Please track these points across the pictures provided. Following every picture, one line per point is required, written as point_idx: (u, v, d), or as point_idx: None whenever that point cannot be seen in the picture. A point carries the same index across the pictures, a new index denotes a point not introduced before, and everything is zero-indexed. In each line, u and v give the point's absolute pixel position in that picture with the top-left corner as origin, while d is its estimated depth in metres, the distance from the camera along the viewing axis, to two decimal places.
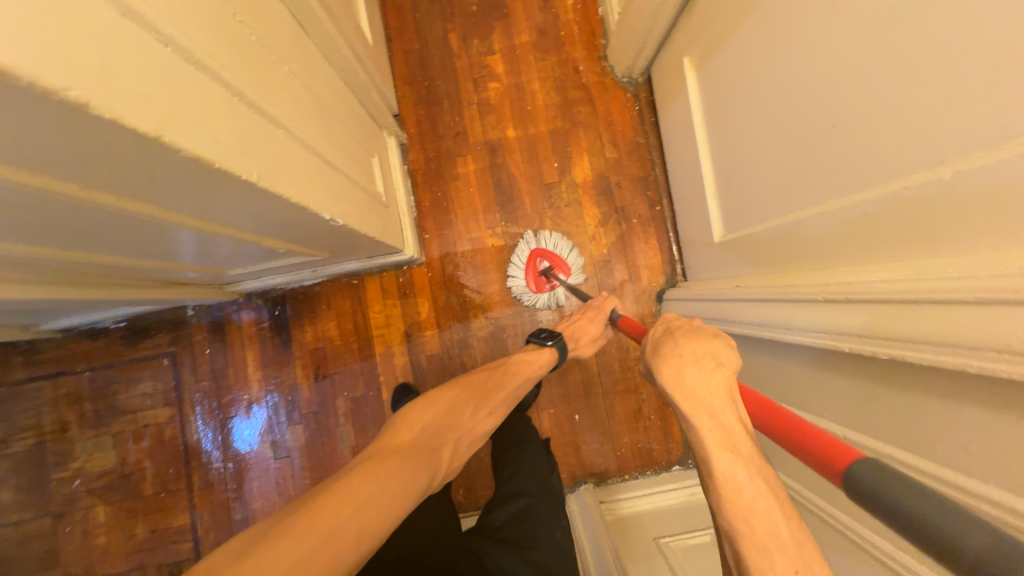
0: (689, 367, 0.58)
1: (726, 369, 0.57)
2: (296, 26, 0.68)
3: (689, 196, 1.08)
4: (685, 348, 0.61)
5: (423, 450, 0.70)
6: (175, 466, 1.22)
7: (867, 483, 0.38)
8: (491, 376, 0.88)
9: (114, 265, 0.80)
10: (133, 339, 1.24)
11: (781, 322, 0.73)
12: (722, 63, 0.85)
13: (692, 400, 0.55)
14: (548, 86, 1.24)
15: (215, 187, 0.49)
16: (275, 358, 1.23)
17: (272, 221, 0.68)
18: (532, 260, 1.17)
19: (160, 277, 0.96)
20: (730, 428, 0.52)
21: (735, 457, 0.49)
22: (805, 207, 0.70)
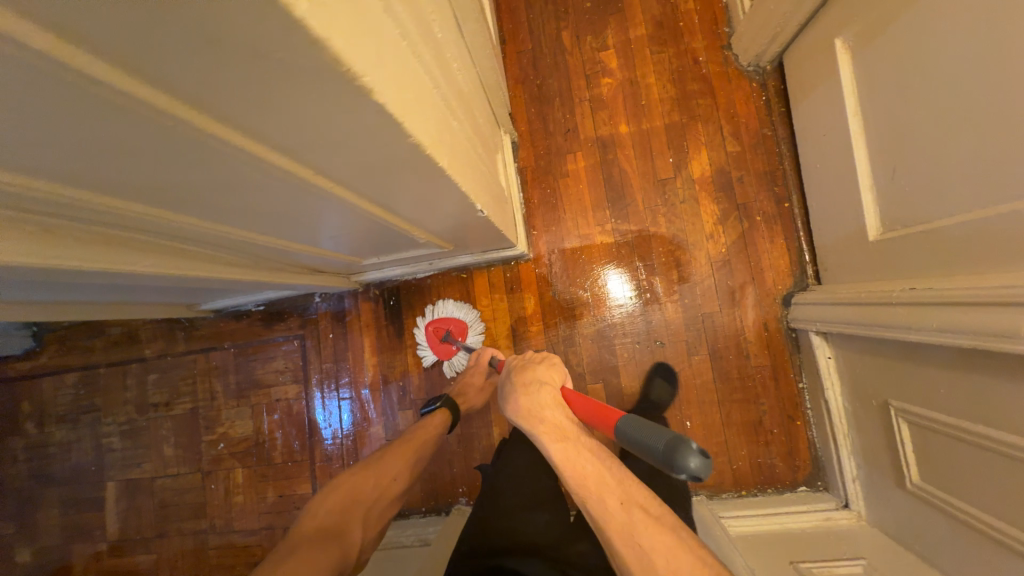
0: (529, 391, 0.71)
1: (549, 386, 0.71)
2: (457, 27, 0.72)
3: (832, 191, 0.99)
4: (516, 379, 0.74)
5: (325, 537, 0.74)
6: (300, 438, 1.34)
7: (626, 428, 0.57)
8: (401, 443, 0.97)
9: (279, 250, 0.89)
10: (269, 321, 1.38)
11: (975, 330, 0.63)
12: (889, 41, 0.77)
13: (528, 412, 0.68)
14: (664, 79, 1.20)
15: (410, 172, 0.52)
16: (388, 346, 1.31)
17: (429, 210, 0.72)
18: (428, 334, 1.23)
19: (304, 264, 1.06)
20: (562, 426, 0.66)
21: (564, 443, 0.64)
22: (1018, 196, 0.60)
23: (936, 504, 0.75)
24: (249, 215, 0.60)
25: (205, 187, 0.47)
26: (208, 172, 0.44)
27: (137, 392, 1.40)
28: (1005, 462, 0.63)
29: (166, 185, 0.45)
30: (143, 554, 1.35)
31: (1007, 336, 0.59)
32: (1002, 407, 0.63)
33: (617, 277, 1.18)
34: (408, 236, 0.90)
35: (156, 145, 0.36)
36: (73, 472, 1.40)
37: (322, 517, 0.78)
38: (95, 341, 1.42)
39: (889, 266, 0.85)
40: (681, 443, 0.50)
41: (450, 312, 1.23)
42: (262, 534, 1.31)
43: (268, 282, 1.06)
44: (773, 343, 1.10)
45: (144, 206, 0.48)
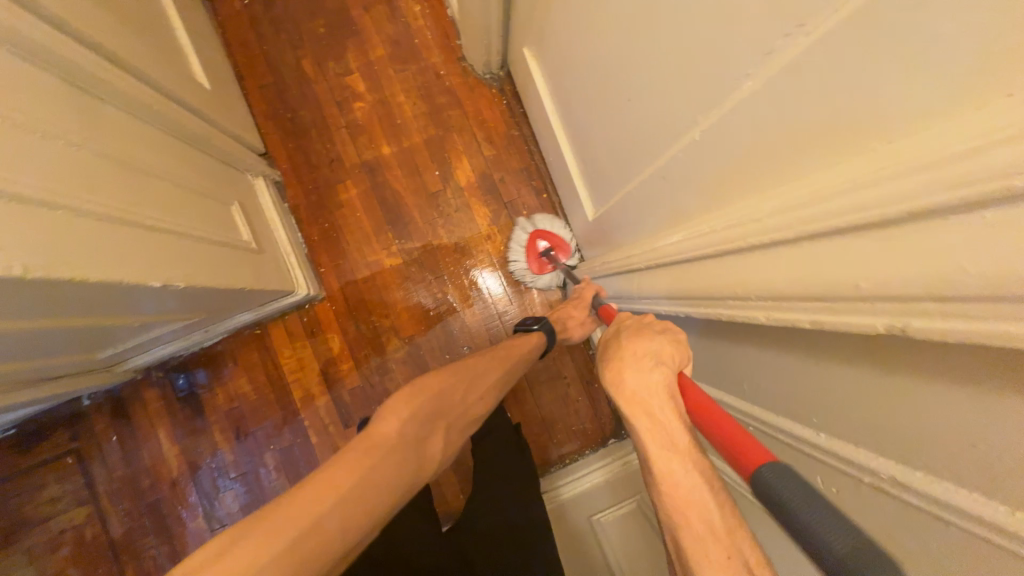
0: (630, 368, 0.54)
1: (669, 367, 0.53)
2: (77, 93, 0.64)
3: (564, 181, 1.10)
4: (627, 350, 0.57)
5: (412, 438, 0.60)
6: (103, 566, 1.14)
7: (773, 484, 0.35)
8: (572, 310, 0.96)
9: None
10: (27, 445, 1.15)
11: (625, 293, 0.76)
12: (552, 50, 0.88)
13: (632, 399, 0.52)
14: (413, 96, 1.23)
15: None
16: (189, 429, 1.18)
17: (98, 301, 0.64)
18: (530, 241, 1.14)
19: (27, 379, 0.89)
20: (660, 421, 0.50)
21: (670, 449, 0.47)
22: (629, 181, 0.73)
23: None
24: None
25: None
26: None
27: None
28: None
29: None
30: None
31: (634, 296, 0.72)
32: None
33: (489, 274, 1.21)
34: (125, 324, 0.80)
35: None
36: None
37: (411, 415, 0.62)
38: None
39: (603, 241, 0.98)
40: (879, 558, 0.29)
41: (547, 226, 1.17)
42: None
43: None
44: None
45: None
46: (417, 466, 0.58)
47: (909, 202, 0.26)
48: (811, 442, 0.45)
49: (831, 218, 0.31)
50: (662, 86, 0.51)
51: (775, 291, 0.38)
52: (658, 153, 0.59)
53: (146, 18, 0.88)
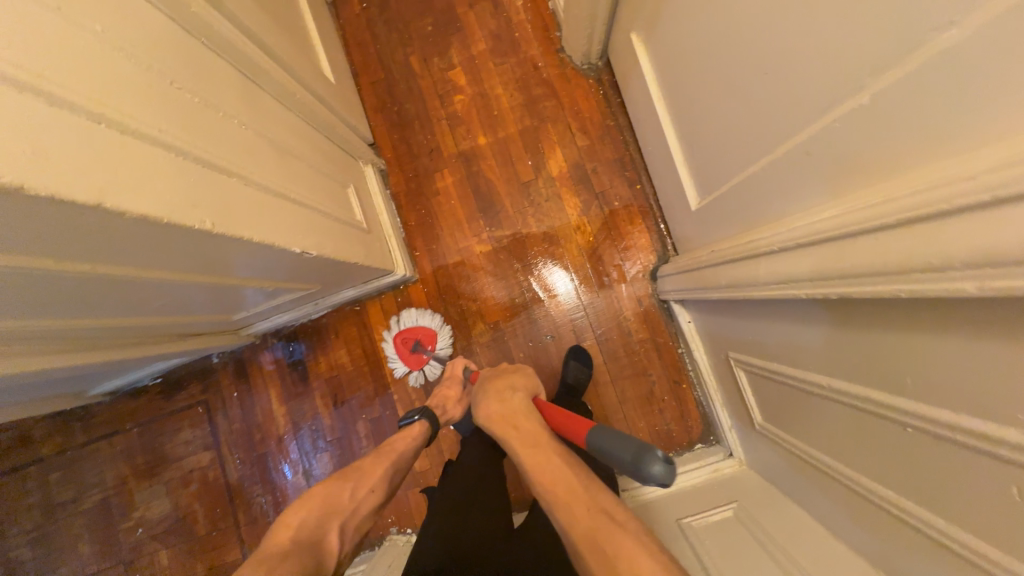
0: (492, 397, 0.77)
1: (521, 390, 0.78)
2: (245, 81, 0.74)
3: (663, 170, 1.07)
4: (491, 385, 0.80)
5: (304, 542, 0.66)
6: (222, 504, 1.29)
7: (606, 447, 0.54)
8: (489, 399, 0.77)
9: (136, 330, 0.87)
10: (170, 393, 1.34)
11: (743, 281, 0.71)
12: (664, 32, 0.85)
13: (502, 421, 0.71)
14: (510, 88, 1.26)
15: (166, 240, 0.53)
16: (295, 391, 1.30)
17: (250, 263, 0.72)
18: (397, 345, 1.22)
19: (179, 332, 1.04)
20: (529, 433, 0.68)
21: (536, 449, 0.64)
22: (752, 161, 0.69)
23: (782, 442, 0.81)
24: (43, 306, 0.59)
25: None
26: None
27: (40, 494, 1.33)
28: (807, 395, 0.68)
29: None
30: None
31: (758, 283, 0.67)
32: (787, 342, 0.70)
33: (558, 272, 1.20)
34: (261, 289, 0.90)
35: None
36: None
37: (296, 527, 0.68)
38: None
39: (709, 231, 0.93)
40: (644, 450, 0.50)
41: (416, 321, 1.22)
42: None
43: (137, 359, 1.03)
44: (649, 316, 1.17)
45: None
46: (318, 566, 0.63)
47: None
48: (965, 426, 0.43)
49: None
50: (819, 46, 0.47)
51: (977, 258, 0.33)
52: (802, 122, 0.54)
53: (290, 22, 1.00)
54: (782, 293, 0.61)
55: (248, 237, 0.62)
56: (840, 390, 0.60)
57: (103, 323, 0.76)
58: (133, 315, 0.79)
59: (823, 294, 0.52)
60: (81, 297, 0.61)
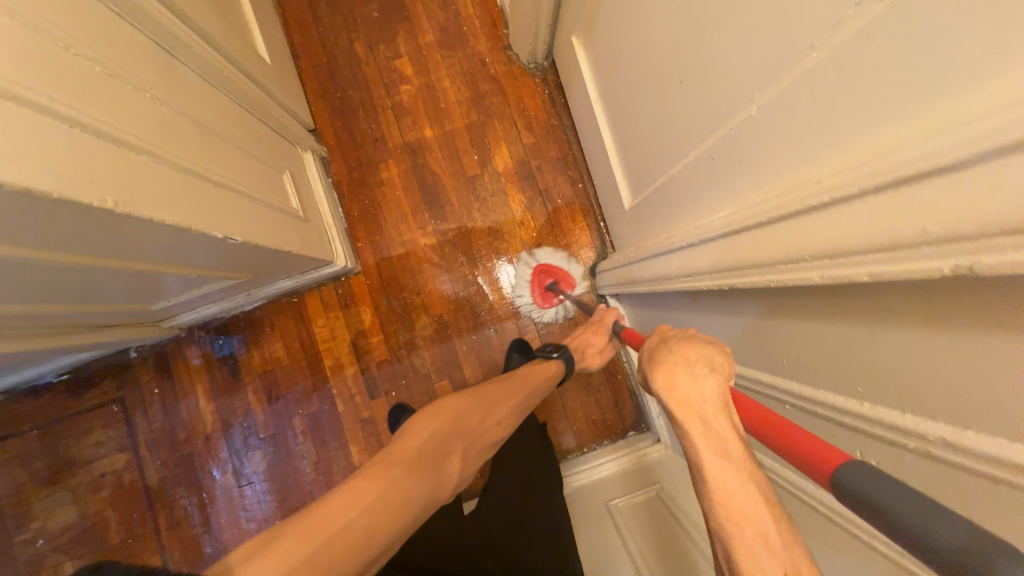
0: (681, 372, 0.53)
1: (719, 373, 0.52)
2: (161, 54, 0.69)
3: (600, 171, 1.12)
4: (677, 352, 0.56)
5: (430, 461, 0.70)
6: (138, 509, 1.20)
7: (857, 488, 0.35)
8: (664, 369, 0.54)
9: (31, 318, 0.80)
10: (78, 390, 1.23)
11: (664, 274, 0.76)
12: (599, 38, 0.89)
13: (684, 404, 0.50)
14: (458, 82, 1.27)
15: (55, 216, 0.48)
16: (225, 387, 1.23)
17: (167, 248, 0.69)
18: (537, 275, 1.19)
19: (86, 322, 0.95)
20: (713, 429, 0.48)
21: (726, 460, 0.46)
22: (670, 165, 0.74)
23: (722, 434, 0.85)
24: None
25: None
26: None
27: None
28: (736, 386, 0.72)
29: None
30: None
31: (675, 275, 0.72)
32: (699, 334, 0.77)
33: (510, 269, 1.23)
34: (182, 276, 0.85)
35: None
36: None
37: (426, 439, 0.74)
38: None
39: (639, 229, 0.99)
40: (983, 538, 0.28)
41: (558, 261, 1.21)
42: None
43: (35, 352, 0.93)
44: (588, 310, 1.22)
45: None
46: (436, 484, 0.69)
47: (985, 145, 0.27)
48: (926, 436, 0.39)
49: (912, 164, 0.31)
50: (716, 62, 0.52)
51: (836, 249, 0.39)
52: (708, 133, 0.58)
53: None
54: (692, 285, 0.67)
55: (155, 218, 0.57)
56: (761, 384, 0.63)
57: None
58: (23, 303, 0.72)
59: (723, 285, 0.57)
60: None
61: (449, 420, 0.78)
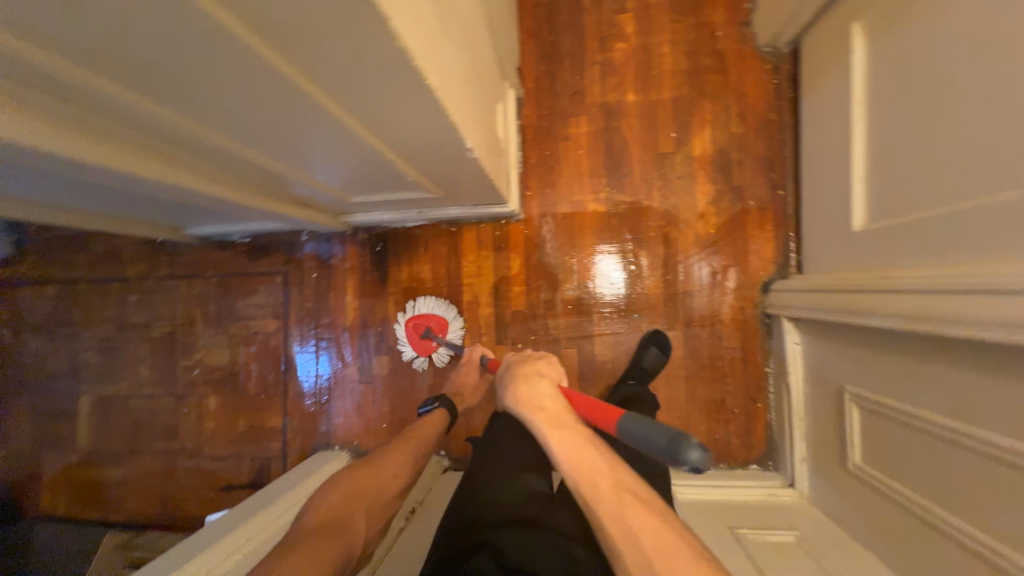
0: (527, 384, 0.82)
1: (546, 377, 0.83)
2: None
3: (824, 181, 0.99)
4: (518, 372, 0.86)
5: (337, 524, 0.72)
6: (275, 371, 1.33)
7: (630, 427, 0.62)
8: (516, 382, 0.84)
9: (268, 178, 0.86)
10: (254, 254, 1.36)
11: (932, 315, 0.64)
12: (901, 29, 0.76)
13: (529, 402, 0.78)
14: (677, 51, 1.18)
15: (387, 77, 0.48)
16: (370, 290, 1.30)
17: (419, 146, 0.70)
18: (410, 327, 1.24)
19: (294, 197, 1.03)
20: (557, 415, 0.75)
21: (560, 429, 0.72)
22: (989, 191, 0.61)
23: (884, 494, 0.74)
24: (226, 122, 0.58)
25: (187, 81, 0.46)
26: (189, 62, 0.42)
27: (117, 309, 1.42)
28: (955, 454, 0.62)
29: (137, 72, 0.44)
30: (113, 467, 1.39)
31: (958, 318, 0.60)
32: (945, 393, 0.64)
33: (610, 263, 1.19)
34: (399, 176, 0.87)
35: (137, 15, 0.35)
36: (52, 382, 1.43)
37: (331, 507, 0.76)
38: (79, 257, 1.44)
39: (860, 257, 0.86)
40: (679, 438, 0.55)
41: (430, 308, 1.24)
42: (229, 461, 1.32)
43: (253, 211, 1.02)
44: (747, 327, 1.12)
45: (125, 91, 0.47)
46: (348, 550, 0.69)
47: None
48: None
49: None
50: None
51: None
52: (980, 114, 0.63)
53: None
54: (999, 339, 0.55)
55: (444, 106, 0.56)
56: (1004, 450, 0.55)
57: (251, 161, 0.74)
58: (275, 161, 0.76)
59: None
60: (272, 123, 0.59)
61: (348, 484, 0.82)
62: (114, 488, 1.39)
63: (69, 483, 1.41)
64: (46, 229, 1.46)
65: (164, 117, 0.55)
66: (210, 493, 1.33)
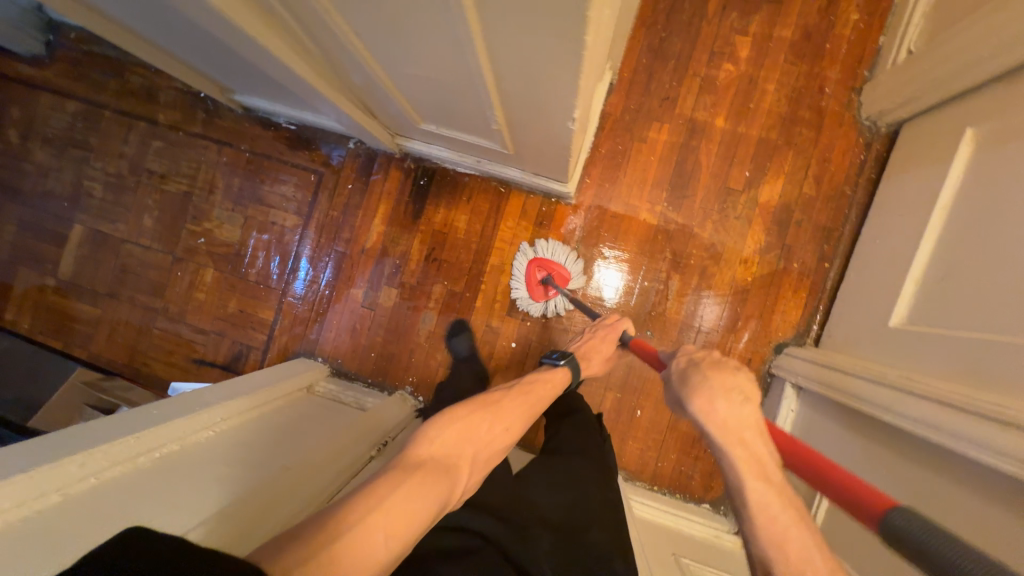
0: (718, 399, 0.61)
1: (753, 402, 0.61)
2: None
3: (875, 269, 1.00)
4: (715, 378, 0.64)
5: (441, 466, 0.67)
6: (280, 266, 1.30)
7: (900, 528, 0.45)
8: (711, 390, 0.62)
9: (349, 71, 0.82)
10: (294, 144, 1.31)
11: (956, 433, 0.66)
12: (1012, 150, 0.76)
13: (729, 431, 0.58)
14: (781, 93, 1.15)
15: (548, 11, 0.45)
16: (401, 221, 1.27)
17: (528, 99, 0.67)
18: (531, 267, 1.19)
19: (365, 101, 0.98)
20: (761, 458, 0.57)
21: (771, 487, 0.54)
22: None
23: None
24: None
25: None
26: None
27: (135, 150, 1.35)
28: None
29: None
30: (87, 305, 1.35)
31: (987, 448, 0.62)
32: (939, 506, 0.67)
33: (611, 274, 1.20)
34: (487, 124, 0.84)
35: None
36: (46, 199, 1.36)
37: (437, 447, 0.70)
38: (109, 82, 1.35)
39: (891, 354, 0.87)
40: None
41: (558, 258, 1.19)
42: (210, 337, 1.31)
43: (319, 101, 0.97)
44: (747, 379, 1.14)
45: None
46: (447, 496, 0.64)
47: None
48: None
49: None
50: None
51: None
52: None
53: None
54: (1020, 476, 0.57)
55: (582, 62, 0.53)
56: None
57: (344, 47, 0.69)
58: (368, 58, 0.71)
59: None
60: (396, 17, 0.55)
61: (459, 425, 0.75)
62: (82, 325, 1.35)
63: (36, 306, 1.36)
64: (81, 40, 1.35)
65: None
66: (181, 362, 1.31)
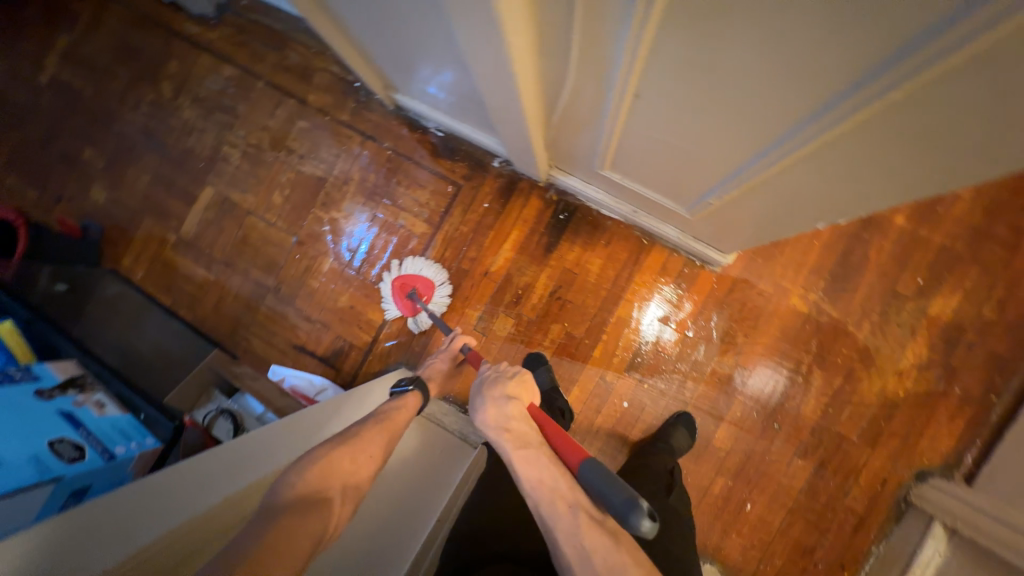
0: (492, 403, 0.68)
1: (519, 397, 0.70)
2: None
3: None
4: (492, 386, 0.71)
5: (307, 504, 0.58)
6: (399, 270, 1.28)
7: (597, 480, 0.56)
8: (492, 403, 0.68)
9: (572, 128, 0.83)
10: (439, 151, 1.28)
11: None
12: None
13: (495, 425, 0.66)
14: (974, 202, 1.06)
15: (936, 168, 0.42)
16: (531, 251, 1.23)
17: (783, 202, 0.66)
18: (394, 287, 1.24)
19: (554, 145, 0.99)
20: (523, 439, 0.64)
21: (526, 455, 0.62)
22: None
23: None
24: (666, 94, 0.56)
25: (732, 62, 0.44)
26: (778, 61, 0.41)
27: (279, 125, 1.35)
28: None
29: (704, 30, 0.42)
30: (200, 267, 1.35)
31: None
32: None
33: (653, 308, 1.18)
34: (695, 200, 0.84)
35: (834, 25, 0.34)
36: (186, 156, 1.37)
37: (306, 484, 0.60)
38: (269, 54, 1.36)
39: None
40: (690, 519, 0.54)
41: (420, 270, 1.24)
42: (315, 326, 1.29)
43: (509, 135, 0.98)
44: (877, 499, 1.05)
45: (658, 30, 0.46)
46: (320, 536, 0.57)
47: None
48: None
49: None
50: None
51: None
52: None
53: None
54: None
55: (930, 193, 0.47)
56: None
57: (600, 117, 0.70)
58: (616, 131, 0.72)
59: None
60: (703, 119, 0.56)
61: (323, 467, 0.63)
62: (191, 286, 1.34)
63: (150, 257, 1.36)
64: (250, 9, 1.37)
65: (629, 62, 0.53)
66: (281, 345, 1.29)
